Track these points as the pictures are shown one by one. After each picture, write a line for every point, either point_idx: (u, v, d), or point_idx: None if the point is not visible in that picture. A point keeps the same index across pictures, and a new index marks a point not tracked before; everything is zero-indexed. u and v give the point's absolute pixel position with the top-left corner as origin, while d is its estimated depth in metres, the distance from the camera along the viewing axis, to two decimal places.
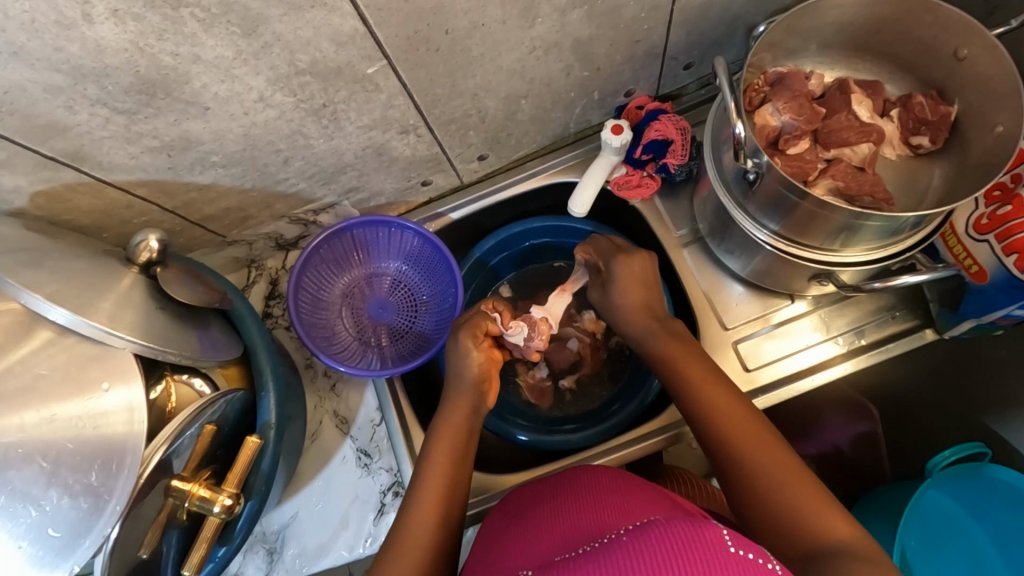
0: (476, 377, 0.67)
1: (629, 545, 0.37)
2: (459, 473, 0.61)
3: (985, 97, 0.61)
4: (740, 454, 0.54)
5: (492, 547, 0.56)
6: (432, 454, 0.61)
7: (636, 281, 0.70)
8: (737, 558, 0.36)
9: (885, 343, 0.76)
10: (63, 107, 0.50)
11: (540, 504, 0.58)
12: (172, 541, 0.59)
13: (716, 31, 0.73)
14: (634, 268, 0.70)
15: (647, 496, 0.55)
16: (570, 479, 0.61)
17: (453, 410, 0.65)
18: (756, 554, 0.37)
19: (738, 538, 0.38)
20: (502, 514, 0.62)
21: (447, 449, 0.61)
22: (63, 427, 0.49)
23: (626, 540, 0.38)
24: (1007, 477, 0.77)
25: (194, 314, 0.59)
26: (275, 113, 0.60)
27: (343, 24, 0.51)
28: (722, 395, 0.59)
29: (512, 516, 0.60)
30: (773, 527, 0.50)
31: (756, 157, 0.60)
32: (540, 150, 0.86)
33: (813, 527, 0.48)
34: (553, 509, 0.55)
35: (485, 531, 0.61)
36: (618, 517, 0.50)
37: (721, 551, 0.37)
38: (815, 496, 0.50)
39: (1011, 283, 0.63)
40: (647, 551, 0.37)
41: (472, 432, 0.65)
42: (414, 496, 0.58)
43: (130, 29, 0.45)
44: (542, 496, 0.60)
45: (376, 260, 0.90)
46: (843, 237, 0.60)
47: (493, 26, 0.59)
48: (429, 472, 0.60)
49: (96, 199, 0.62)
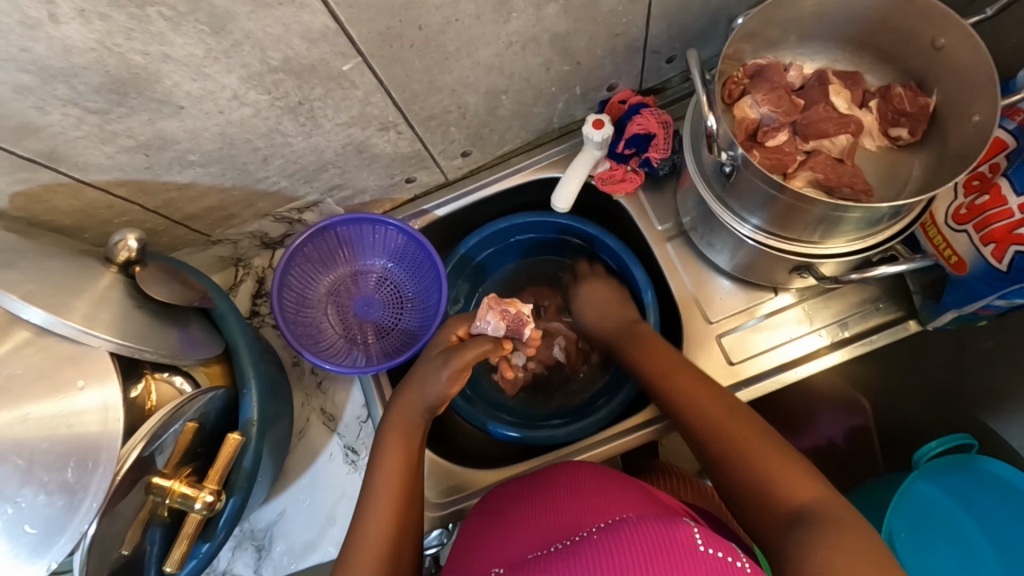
0: (432, 403, 0.65)
1: (599, 543, 0.37)
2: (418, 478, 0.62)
3: (963, 87, 0.61)
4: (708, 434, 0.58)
5: (472, 547, 0.56)
6: (385, 456, 0.61)
7: None
8: (708, 558, 0.36)
9: (869, 335, 0.76)
10: (34, 107, 0.50)
11: (519, 501, 0.58)
12: (155, 538, 0.60)
13: (696, 24, 0.73)
14: None
15: (624, 493, 0.55)
16: (550, 476, 0.61)
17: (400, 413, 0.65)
18: (727, 553, 0.37)
19: (708, 537, 0.38)
20: (482, 513, 0.62)
21: (400, 444, 0.62)
22: (38, 426, 0.50)
23: (597, 539, 0.38)
24: (999, 470, 0.78)
25: (173, 313, 0.60)
26: (251, 111, 0.60)
27: (313, 21, 0.51)
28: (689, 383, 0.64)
29: (491, 514, 0.60)
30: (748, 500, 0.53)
31: (731, 150, 0.60)
32: (524, 146, 0.86)
33: (776, 495, 0.51)
34: (531, 506, 0.56)
35: (465, 529, 0.61)
36: (593, 514, 0.51)
37: (692, 551, 0.36)
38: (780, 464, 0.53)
39: (991, 273, 0.62)
40: (618, 551, 0.36)
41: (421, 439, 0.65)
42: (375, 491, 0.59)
43: (96, 28, 0.45)
44: (520, 492, 0.60)
45: (362, 257, 0.90)
46: (822, 229, 0.60)
47: (467, 21, 0.59)
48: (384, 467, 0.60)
49: (75, 199, 0.62)
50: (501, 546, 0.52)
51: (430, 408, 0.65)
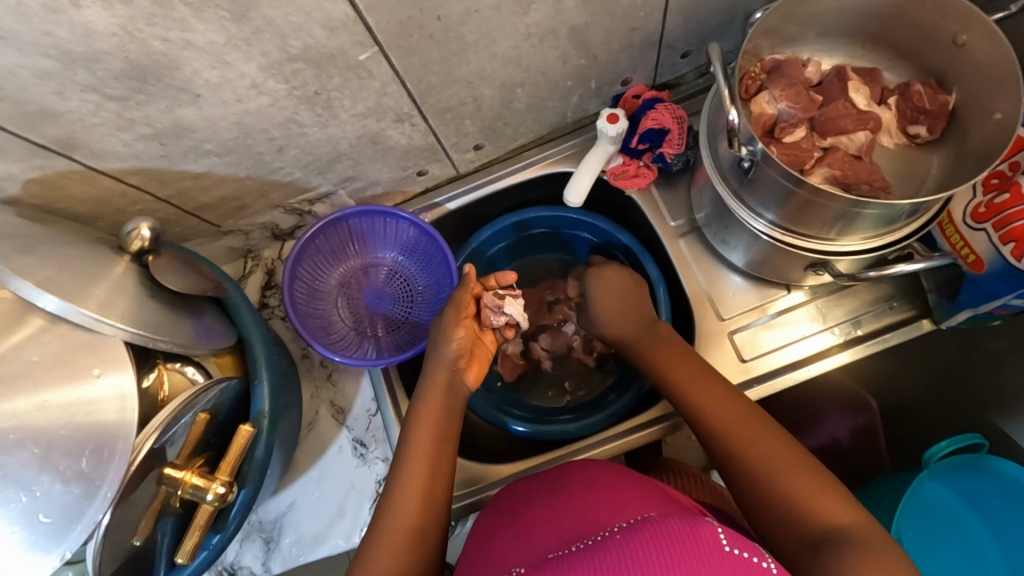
0: (454, 354, 0.67)
1: (622, 542, 0.37)
2: (445, 468, 0.61)
3: (984, 85, 0.61)
4: (735, 448, 0.55)
5: (487, 545, 0.55)
6: (412, 454, 0.61)
7: (618, 299, 0.72)
8: (732, 557, 0.36)
9: (882, 333, 0.75)
10: (54, 93, 0.50)
11: (532, 501, 0.58)
12: (167, 528, 0.60)
13: (714, 18, 0.72)
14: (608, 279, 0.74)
15: (637, 490, 0.55)
16: (563, 476, 0.60)
17: (431, 389, 0.66)
18: (751, 553, 0.37)
19: (732, 537, 0.37)
20: (496, 511, 0.62)
21: (431, 418, 0.63)
22: (56, 413, 0.49)
23: (619, 538, 0.37)
24: (1009, 470, 0.77)
25: (187, 302, 0.59)
26: (268, 100, 0.59)
27: (334, 9, 0.51)
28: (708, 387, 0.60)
29: (506, 512, 0.60)
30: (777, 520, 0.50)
31: (751, 145, 0.59)
32: (537, 140, 0.86)
33: (800, 508, 0.49)
34: (546, 504, 0.55)
35: (478, 527, 0.62)
36: (610, 514, 0.50)
37: (716, 551, 0.36)
38: (808, 476, 0.51)
39: (1009, 272, 0.62)
40: (643, 551, 0.36)
41: (455, 418, 0.65)
42: (406, 465, 0.60)
43: (118, 13, 0.45)
44: (535, 492, 0.60)
45: (373, 250, 0.90)
46: (840, 226, 0.60)
47: (486, 12, 0.58)
48: (411, 451, 0.61)
49: (90, 187, 0.62)
50: (515, 543, 0.52)
51: (454, 357, 0.67)
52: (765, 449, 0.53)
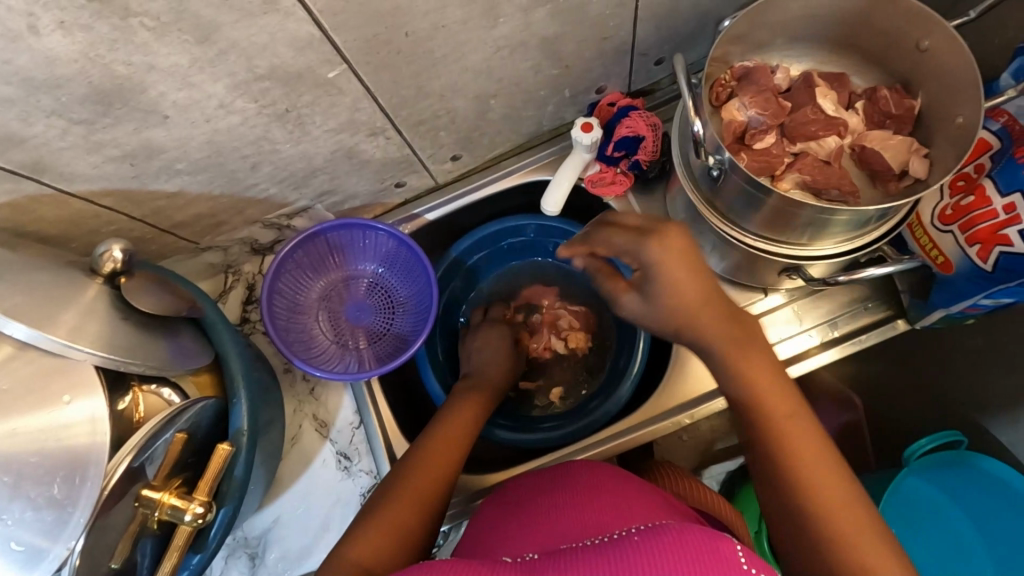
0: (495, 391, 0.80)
1: (639, 545, 0.37)
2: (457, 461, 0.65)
3: (947, 90, 0.62)
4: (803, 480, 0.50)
5: (484, 539, 0.56)
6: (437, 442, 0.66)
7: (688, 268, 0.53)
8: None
9: (859, 334, 0.76)
10: (18, 119, 0.50)
11: (536, 494, 0.58)
12: (147, 550, 0.60)
13: (684, 26, 0.73)
14: (676, 248, 0.53)
15: (632, 493, 0.55)
16: (569, 473, 0.60)
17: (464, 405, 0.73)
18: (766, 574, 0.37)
19: (750, 556, 0.38)
20: (496, 503, 0.62)
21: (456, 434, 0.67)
22: (25, 441, 0.49)
23: (637, 539, 0.38)
24: (998, 471, 0.77)
25: (162, 323, 0.59)
26: (238, 119, 0.59)
27: (299, 29, 0.51)
28: (783, 400, 0.53)
29: (505, 505, 0.60)
30: (822, 571, 0.48)
31: (718, 154, 0.60)
32: (514, 149, 0.86)
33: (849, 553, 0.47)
34: (550, 498, 0.55)
35: (477, 520, 0.62)
36: (612, 516, 0.51)
37: (734, 566, 0.37)
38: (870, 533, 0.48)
39: (977, 273, 0.63)
40: (658, 555, 0.36)
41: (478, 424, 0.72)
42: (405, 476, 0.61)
43: (79, 39, 0.45)
44: (540, 485, 0.60)
45: (353, 263, 0.90)
46: (812, 231, 0.60)
47: (454, 27, 0.58)
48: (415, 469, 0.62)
49: (62, 209, 0.62)
50: (515, 535, 0.52)
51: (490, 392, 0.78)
52: (837, 510, 0.48)
